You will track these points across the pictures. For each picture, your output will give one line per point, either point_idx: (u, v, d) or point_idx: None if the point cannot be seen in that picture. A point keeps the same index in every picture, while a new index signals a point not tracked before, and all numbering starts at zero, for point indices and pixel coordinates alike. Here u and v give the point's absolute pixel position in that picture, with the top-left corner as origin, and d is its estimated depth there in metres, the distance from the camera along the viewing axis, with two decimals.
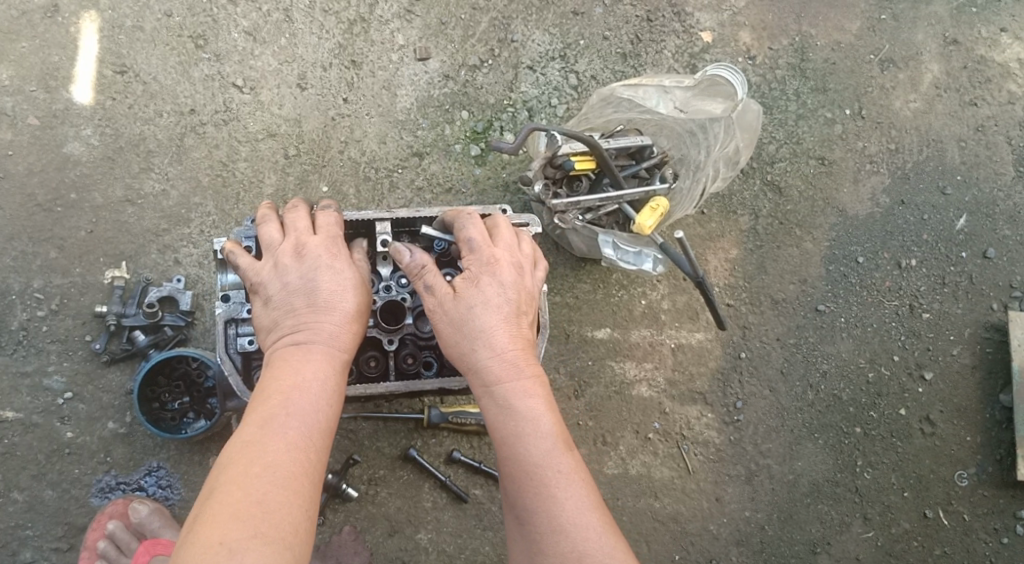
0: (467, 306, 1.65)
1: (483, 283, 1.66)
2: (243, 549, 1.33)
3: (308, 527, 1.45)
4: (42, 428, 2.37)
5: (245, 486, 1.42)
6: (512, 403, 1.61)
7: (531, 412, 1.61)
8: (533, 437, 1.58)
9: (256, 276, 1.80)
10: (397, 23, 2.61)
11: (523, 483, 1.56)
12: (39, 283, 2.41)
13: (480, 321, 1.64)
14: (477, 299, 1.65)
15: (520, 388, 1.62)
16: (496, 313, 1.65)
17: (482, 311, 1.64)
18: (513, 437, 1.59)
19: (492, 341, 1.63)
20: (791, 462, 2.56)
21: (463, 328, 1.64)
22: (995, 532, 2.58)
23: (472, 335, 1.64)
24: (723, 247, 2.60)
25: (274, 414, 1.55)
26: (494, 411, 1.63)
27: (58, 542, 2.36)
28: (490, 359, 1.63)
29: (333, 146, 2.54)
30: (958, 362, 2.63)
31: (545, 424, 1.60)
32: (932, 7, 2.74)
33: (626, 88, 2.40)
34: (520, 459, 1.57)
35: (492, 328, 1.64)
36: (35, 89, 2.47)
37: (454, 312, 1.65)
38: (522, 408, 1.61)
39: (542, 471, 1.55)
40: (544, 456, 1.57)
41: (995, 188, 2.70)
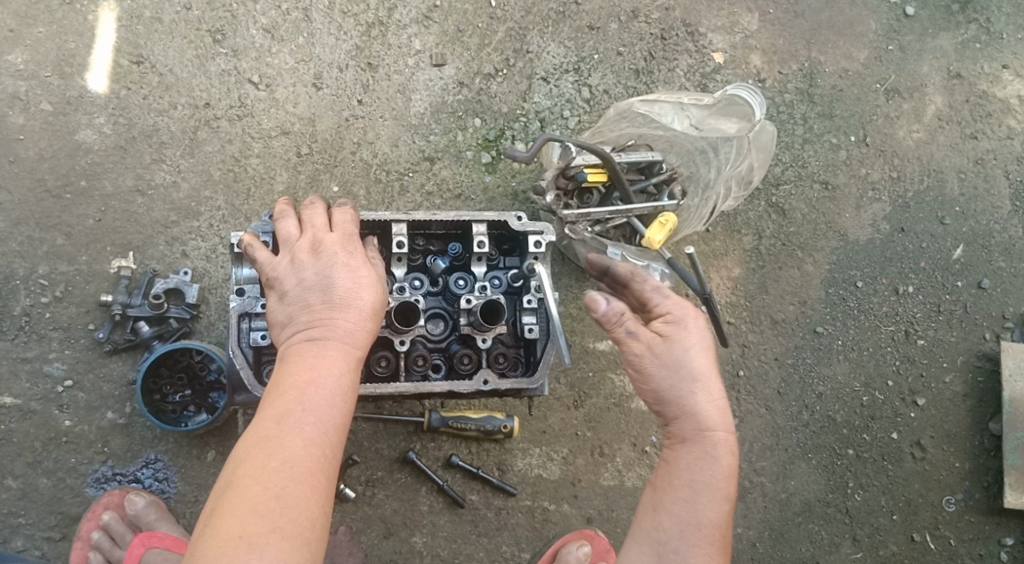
0: (680, 349, 1.70)
1: (699, 331, 1.72)
2: (261, 545, 1.37)
3: (323, 520, 1.48)
4: (40, 415, 2.36)
5: (263, 483, 1.44)
6: (705, 455, 1.66)
7: (718, 475, 1.65)
8: (711, 496, 1.64)
9: (272, 271, 1.82)
10: (415, 28, 2.64)
11: (702, 542, 1.61)
12: (44, 269, 2.41)
13: (695, 367, 1.69)
14: (693, 346, 1.71)
15: (720, 447, 1.67)
16: (703, 367, 1.70)
17: (689, 364, 1.69)
18: (697, 488, 1.64)
19: (699, 393, 1.68)
20: (785, 481, 2.59)
21: (670, 377, 1.70)
22: (980, 557, 2.63)
23: (677, 378, 1.69)
24: (726, 265, 2.64)
25: (290, 409, 1.56)
26: (686, 461, 1.67)
27: (50, 531, 2.34)
28: (688, 408, 1.69)
29: (345, 147, 2.55)
30: (950, 389, 2.69)
31: (724, 491, 1.64)
32: (938, 41, 2.81)
33: (642, 104, 2.44)
34: (699, 515, 1.62)
35: (696, 381, 1.69)
36: (50, 75, 2.47)
37: (662, 358, 1.71)
38: (704, 463, 1.65)
39: (706, 533, 1.61)
40: (712, 518, 1.62)
41: (992, 220, 2.76)
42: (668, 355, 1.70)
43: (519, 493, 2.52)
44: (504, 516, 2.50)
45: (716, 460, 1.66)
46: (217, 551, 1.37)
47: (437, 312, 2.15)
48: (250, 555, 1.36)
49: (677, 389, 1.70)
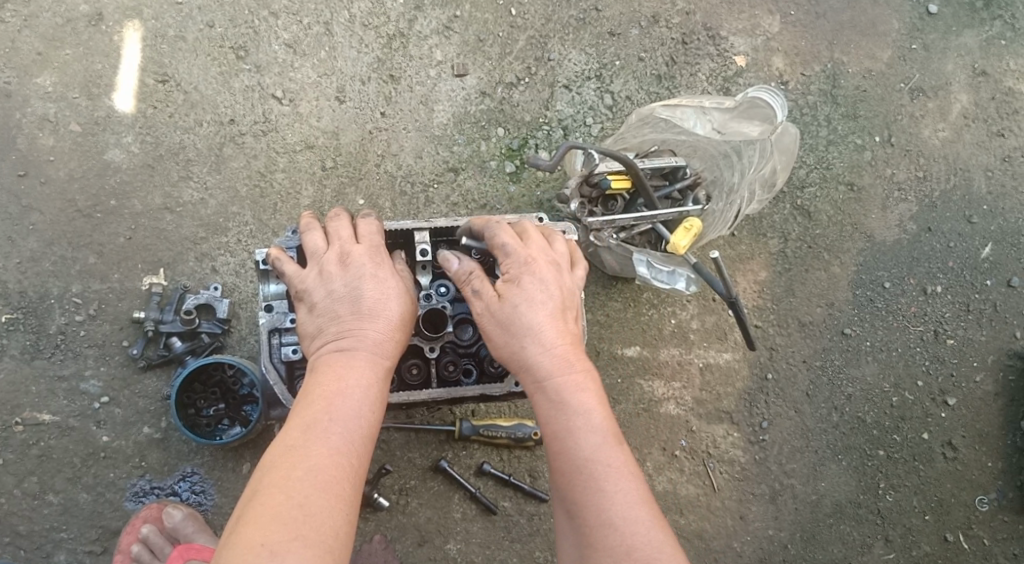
0: (516, 299, 1.67)
1: (532, 271, 1.71)
2: (286, 551, 1.36)
3: (348, 528, 1.47)
4: (78, 431, 2.40)
5: (288, 490, 1.45)
6: (558, 404, 1.60)
7: (574, 414, 1.59)
8: (582, 431, 1.57)
9: (301, 284, 1.83)
10: (435, 39, 2.65)
11: (589, 477, 1.52)
12: (77, 288, 2.44)
13: (530, 315, 1.65)
14: (524, 293, 1.67)
15: (572, 386, 1.61)
16: (543, 309, 1.66)
17: (529, 309, 1.65)
18: (555, 442, 1.58)
19: (540, 349, 1.63)
20: (815, 482, 2.59)
21: (511, 328, 1.66)
22: (1014, 557, 2.62)
23: (523, 323, 1.65)
24: (752, 269, 2.64)
25: (317, 419, 1.57)
26: (545, 407, 1.62)
27: (91, 544, 2.38)
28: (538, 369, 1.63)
29: (370, 159, 2.57)
30: (981, 388, 2.67)
31: (584, 429, 1.57)
32: (962, 38, 2.78)
33: (664, 109, 2.43)
34: (570, 454, 1.56)
35: (539, 325, 1.65)
36: (78, 96, 2.50)
37: (502, 313, 1.67)
38: (551, 417, 1.60)
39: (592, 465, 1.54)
40: (591, 447, 1.55)
41: (1020, 218, 2.74)
42: (503, 316, 1.67)
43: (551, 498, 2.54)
44: (536, 521, 2.52)
45: (568, 402, 1.60)
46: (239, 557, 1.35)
47: (466, 317, 2.13)
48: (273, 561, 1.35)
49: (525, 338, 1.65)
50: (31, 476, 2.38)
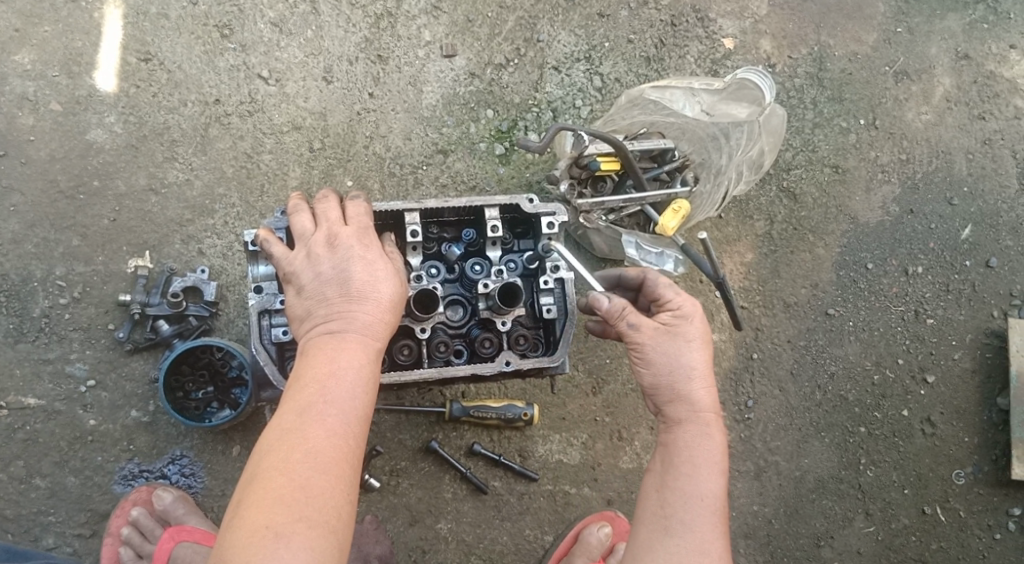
0: (683, 338, 1.79)
1: (698, 321, 1.82)
2: (288, 534, 1.39)
3: (348, 507, 1.49)
4: (65, 415, 2.38)
5: (288, 473, 1.46)
6: (701, 442, 1.70)
7: (698, 462, 1.68)
8: (717, 471, 1.68)
9: (289, 266, 1.82)
10: (424, 19, 2.63)
11: (710, 517, 1.62)
12: (61, 271, 2.41)
13: (696, 353, 1.78)
14: (689, 336, 1.79)
15: (714, 424, 1.74)
16: (704, 346, 1.80)
17: (693, 345, 1.78)
18: (692, 471, 1.66)
19: (691, 388, 1.75)
20: (798, 459, 2.65)
21: (678, 356, 1.77)
22: (989, 528, 2.68)
23: (685, 356, 1.77)
24: (739, 251, 2.67)
25: (311, 402, 1.56)
26: (687, 439, 1.71)
27: (80, 528, 2.37)
28: (674, 405, 1.75)
29: (358, 141, 2.55)
30: (959, 366, 2.74)
31: (717, 468, 1.68)
32: (945, 22, 2.82)
33: (653, 91, 2.46)
34: (703, 491, 1.64)
35: (699, 360, 1.78)
36: (58, 74, 2.45)
37: (664, 342, 1.78)
38: (694, 447, 1.70)
39: (704, 512, 1.62)
40: (711, 494, 1.64)
41: (999, 200, 2.80)
42: (661, 348, 1.78)
43: (541, 478, 2.56)
44: (526, 500, 2.54)
45: (698, 447, 1.70)
46: (244, 542, 1.38)
47: (456, 298, 2.16)
48: (276, 544, 1.38)
49: (680, 371, 1.76)
50: (17, 461, 2.36)
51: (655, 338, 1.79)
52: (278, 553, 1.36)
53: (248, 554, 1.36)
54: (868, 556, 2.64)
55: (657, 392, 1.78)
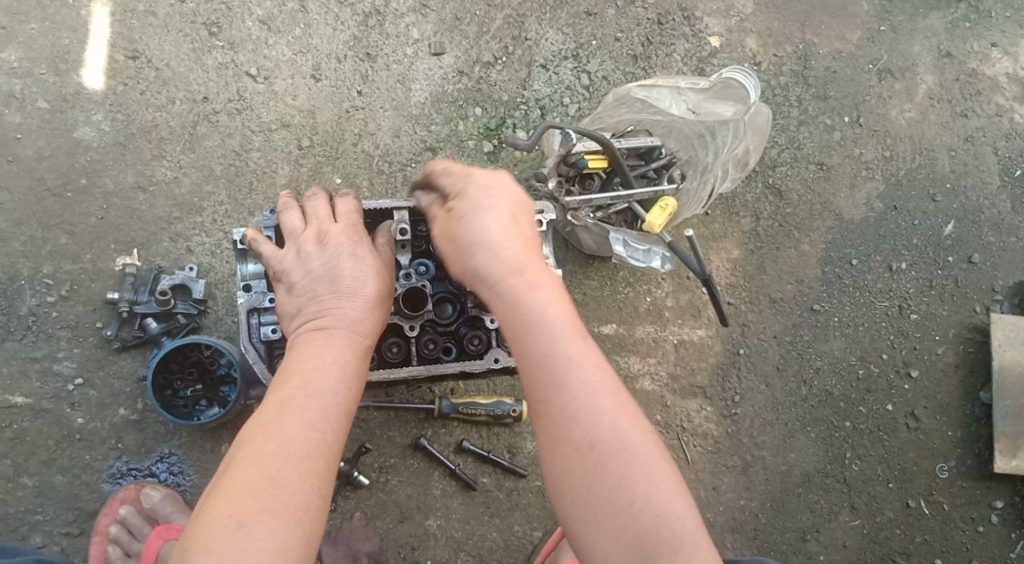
0: (494, 181, 1.65)
1: (482, 198, 1.61)
2: (252, 523, 1.35)
3: (319, 502, 1.45)
4: (53, 414, 2.37)
5: (259, 462, 1.43)
6: (521, 311, 1.51)
7: (564, 323, 1.50)
8: (557, 336, 1.47)
9: (280, 265, 1.83)
10: (412, 17, 2.64)
11: (575, 381, 1.44)
12: (48, 269, 2.41)
13: (471, 220, 1.59)
14: (519, 190, 1.66)
15: (527, 287, 1.52)
16: (485, 213, 1.59)
17: (472, 213, 1.60)
18: (540, 340, 1.47)
19: (484, 254, 1.56)
20: (784, 453, 2.67)
21: (458, 228, 1.61)
22: (972, 521, 2.72)
23: (465, 224, 1.60)
24: (725, 247, 2.70)
25: (292, 394, 1.55)
26: (507, 314, 1.53)
27: (68, 527, 2.36)
28: (532, 268, 1.56)
29: (346, 139, 2.56)
30: (943, 361, 2.77)
31: (559, 331, 1.48)
32: (928, 20, 2.86)
33: (640, 90, 2.47)
34: (550, 357, 1.46)
35: (473, 229, 1.59)
36: (46, 72, 2.45)
37: (461, 208, 1.62)
38: (515, 317, 1.51)
39: (565, 377, 1.44)
40: (562, 358, 1.45)
41: (981, 196, 2.84)
42: (471, 189, 1.63)
43: (530, 474, 2.57)
44: (515, 496, 2.56)
45: (559, 311, 1.51)
46: (208, 530, 1.35)
47: (444, 296, 2.16)
48: (239, 533, 1.33)
49: (471, 241, 1.58)
50: (5, 460, 2.35)
51: (465, 179, 1.67)
52: (241, 541, 1.32)
53: (210, 541, 1.32)
54: (853, 550, 2.67)
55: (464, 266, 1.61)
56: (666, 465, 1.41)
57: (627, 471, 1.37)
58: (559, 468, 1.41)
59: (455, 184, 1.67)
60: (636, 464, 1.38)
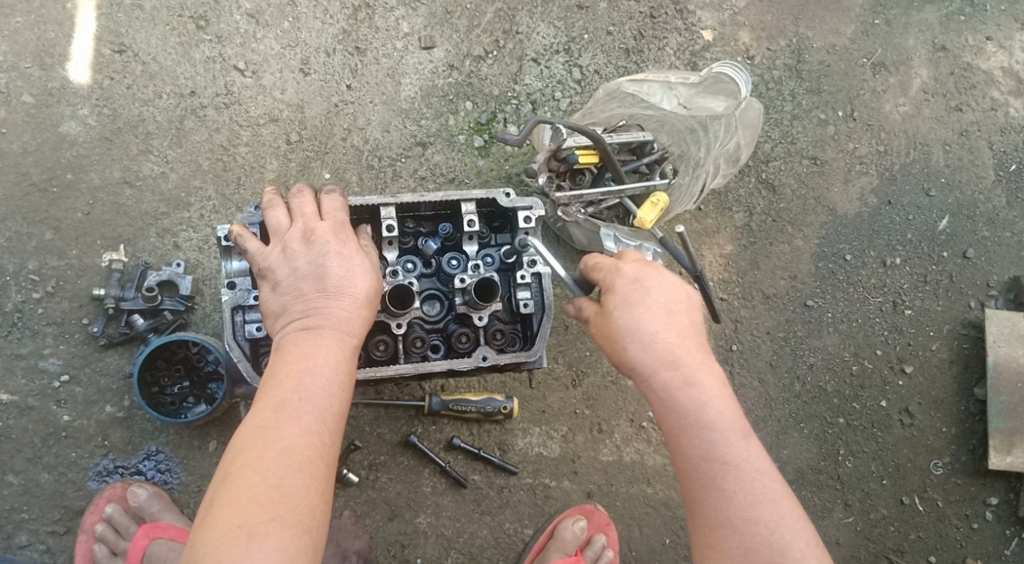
0: (656, 274, 1.69)
1: (673, 284, 1.69)
2: (261, 534, 1.33)
3: (324, 506, 1.44)
4: (38, 411, 2.35)
5: (261, 470, 1.41)
6: (693, 406, 1.58)
7: (722, 425, 1.56)
8: (725, 434, 1.55)
9: (263, 262, 1.77)
10: (402, 10, 2.61)
11: (742, 474, 1.52)
12: (34, 265, 2.38)
13: (657, 295, 1.66)
14: (667, 277, 1.70)
15: (697, 383, 1.60)
16: (667, 302, 1.66)
17: (655, 293, 1.66)
18: (710, 436, 1.55)
19: (665, 332, 1.63)
20: (778, 450, 2.65)
21: (641, 308, 1.65)
22: (967, 518, 2.70)
23: (650, 303, 1.65)
24: (718, 243, 2.67)
25: (286, 397, 1.52)
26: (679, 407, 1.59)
27: (54, 525, 2.34)
28: (692, 358, 1.62)
29: (335, 133, 2.53)
30: (936, 357, 2.75)
31: (732, 424, 1.56)
32: (923, 14, 2.84)
33: (630, 84, 2.44)
34: (716, 456, 1.54)
35: (657, 307, 1.64)
36: (31, 66, 2.43)
37: (639, 293, 1.66)
38: (696, 409, 1.57)
39: (734, 471, 1.52)
40: (731, 455, 1.53)
41: (975, 191, 2.81)
42: (625, 281, 1.69)
43: (520, 471, 2.55)
44: (506, 494, 2.54)
45: (716, 406, 1.58)
46: (216, 541, 1.33)
47: (433, 293, 2.14)
48: (249, 545, 1.32)
49: (650, 316, 1.64)
50: None
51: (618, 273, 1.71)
52: (252, 552, 1.31)
53: (221, 553, 1.31)
54: (847, 547, 2.65)
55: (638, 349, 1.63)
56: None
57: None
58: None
59: (603, 276, 1.75)
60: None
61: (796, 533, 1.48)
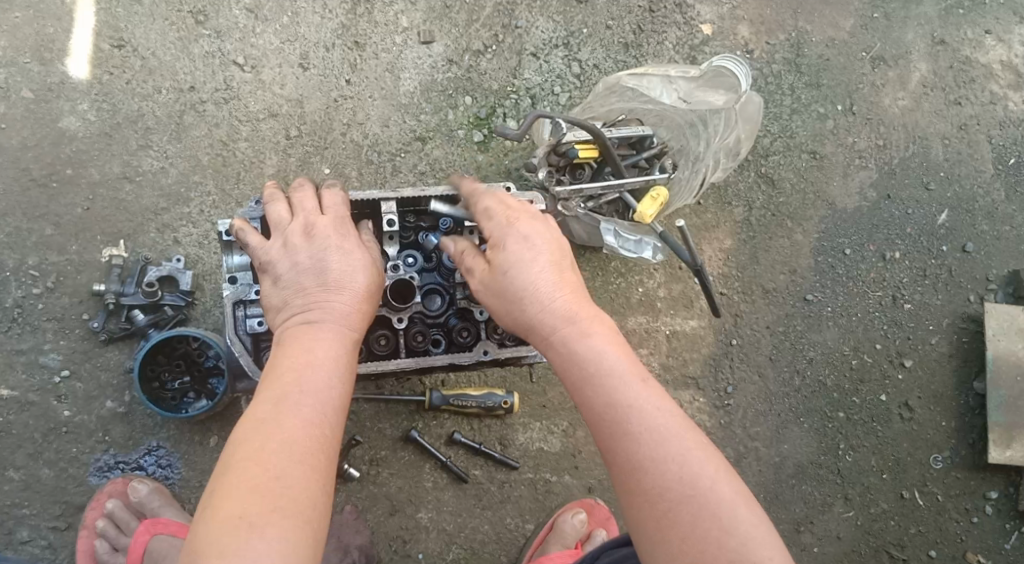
0: (528, 225, 1.67)
1: (550, 231, 1.69)
2: (262, 525, 1.33)
3: (324, 499, 1.44)
4: (39, 406, 2.35)
5: (262, 462, 1.41)
6: (585, 350, 1.54)
7: (621, 366, 1.52)
8: (615, 374, 1.51)
9: (264, 256, 1.76)
10: (401, 5, 2.61)
11: (640, 410, 1.46)
12: (34, 260, 2.38)
13: (537, 241, 1.65)
14: (540, 225, 1.68)
15: (582, 330, 1.57)
16: (541, 250, 1.64)
17: (530, 238, 1.65)
18: (603, 378, 1.50)
19: (545, 275, 1.61)
20: (778, 444, 2.66)
21: (518, 256, 1.62)
22: (966, 512, 2.70)
23: (527, 247, 1.63)
24: (717, 237, 2.68)
25: (287, 391, 1.52)
26: (569, 355, 1.55)
27: (56, 521, 2.34)
28: (585, 313, 1.60)
29: (335, 128, 2.53)
30: (936, 351, 2.76)
31: (623, 364, 1.52)
32: (922, 8, 2.84)
33: (630, 78, 2.43)
34: (612, 396, 1.48)
35: (535, 255, 1.63)
36: (30, 62, 2.43)
37: (515, 245, 1.64)
38: (592, 353, 1.54)
39: (631, 411, 1.46)
40: (626, 393, 1.48)
41: (975, 185, 2.82)
42: (507, 236, 1.65)
43: (521, 466, 2.56)
44: (507, 488, 2.54)
45: (614, 354, 1.54)
46: (217, 531, 1.32)
47: (434, 287, 2.14)
48: (250, 536, 1.31)
49: (531, 264, 1.62)
50: None
51: (503, 227, 1.68)
52: (254, 543, 1.30)
53: (223, 543, 1.30)
54: (847, 541, 2.66)
55: (520, 303, 1.61)
56: (745, 504, 1.37)
57: (699, 519, 1.35)
58: (631, 519, 1.41)
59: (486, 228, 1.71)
60: (711, 502, 1.36)
61: (702, 461, 1.41)
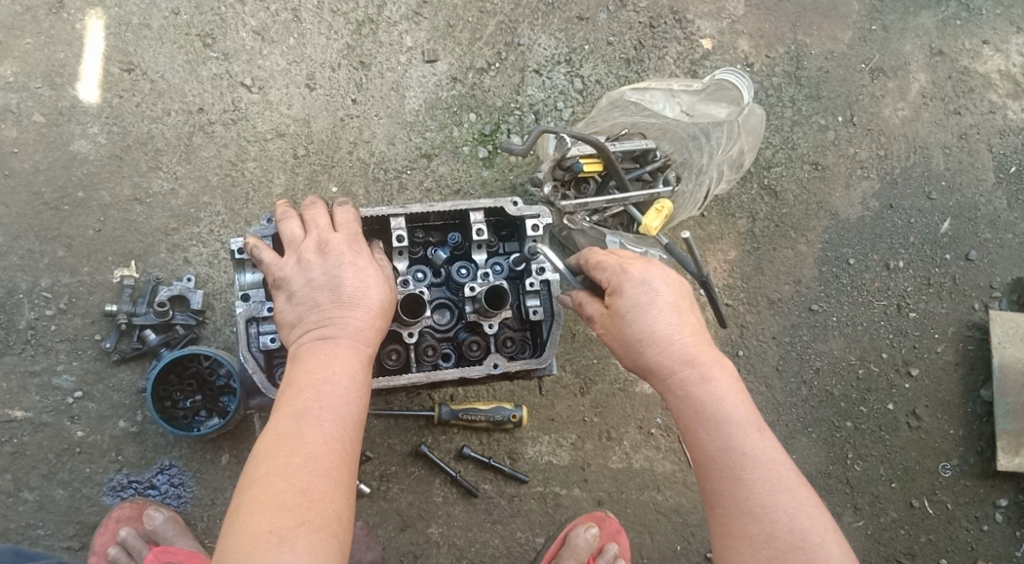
0: (647, 272, 1.76)
1: (670, 275, 1.78)
2: (290, 538, 1.34)
3: (348, 512, 1.46)
4: (52, 427, 2.37)
5: (286, 477, 1.42)
6: (702, 393, 1.65)
7: (738, 412, 1.63)
8: (729, 421, 1.61)
9: (278, 273, 1.78)
10: (405, 25, 2.65)
11: (754, 455, 1.57)
12: (47, 282, 2.41)
13: (660, 289, 1.74)
14: (666, 273, 1.77)
15: (701, 375, 1.67)
16: (663, 297, 1.73)
17: (651, 287, 1.74)
18: (716, 421, 1.62)
19: (664, 323, 1.71)
20: (787, 455, 2.66)
21: (640, 306, 1.72)
22: (976, 520, 2.71)
23: (650, 297, 1.73)
24: (722, 249, 2.70)
25: (307, 407, 1.54)
26: (683, 398, 1.67)
27: (69, 540, 2.35)
28: (701, 360, 1.70)
29: (342, 147, 2.56)
30: (942, 359, 2.77)
31: (741, 409, 1.64)
32: (919, 19, 2.87)
33: (633, 92, 2.48)
34: (727, 440, 1.60)
35: (656, 306, 1.72)
36: (41, 86, 2.47)
37: (637, 296, 1.73)
38: (710, 394, 1.65)
39: (747, 454, 1.58)
40: (741, 440, 1.59)
41: (976, 194, 2.84)
42: (632, 281, 1.75)
43: (530, 480, 2.57)
44: (517, 502, 2.55)
45: (730, 400, 1.64)
46: (246, 547, 1.34)
47: (443, 302, 2.16)
48: (279, 550, 1.33)
49: (655, 311, 1.72)
50: (5, 474, 2.35)
51: (626, 269, 1.77)
52: (283, 555, 1.32)
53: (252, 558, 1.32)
54: (858, 551, 2.65)
55: (640, 347, 1.72)
56: (852, 559, 1.48)
57: None
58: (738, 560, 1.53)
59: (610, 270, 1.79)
60: (820, 558, 1.46)
61: (812, 518, 1.51)
